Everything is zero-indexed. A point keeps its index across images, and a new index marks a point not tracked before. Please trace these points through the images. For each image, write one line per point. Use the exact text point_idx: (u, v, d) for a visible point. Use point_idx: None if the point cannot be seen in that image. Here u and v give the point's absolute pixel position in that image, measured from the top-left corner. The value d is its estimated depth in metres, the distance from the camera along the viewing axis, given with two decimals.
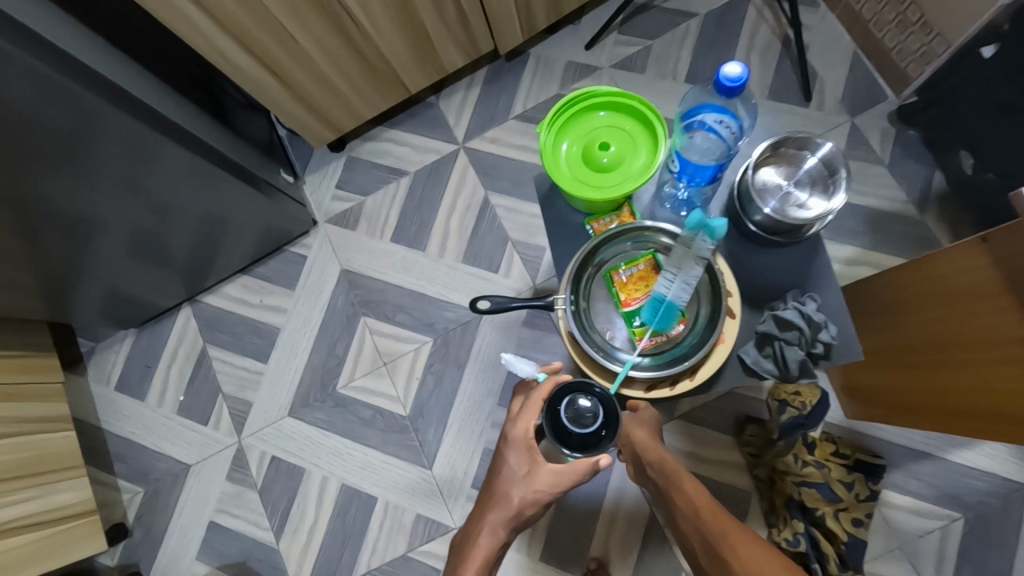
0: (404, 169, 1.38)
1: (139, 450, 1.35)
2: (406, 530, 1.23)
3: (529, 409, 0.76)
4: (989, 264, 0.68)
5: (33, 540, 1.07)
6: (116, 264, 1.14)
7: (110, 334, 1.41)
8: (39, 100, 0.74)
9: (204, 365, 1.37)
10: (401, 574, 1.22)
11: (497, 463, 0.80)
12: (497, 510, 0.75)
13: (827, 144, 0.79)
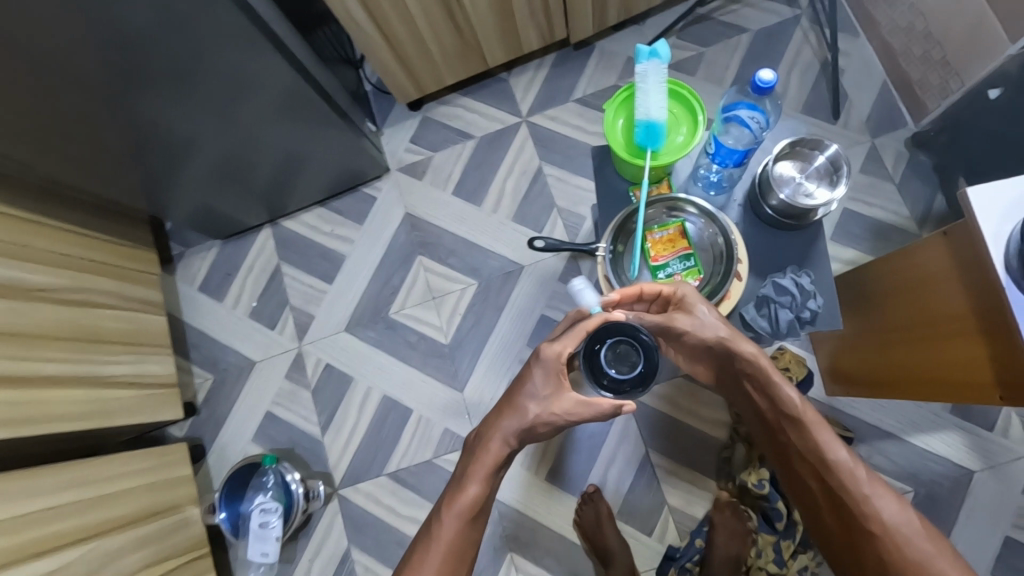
0: (471, 133, 1.57)
1: (212, 343, 1.57)
2: (434, 442, 1.43)
3: (570, 341, 0.89)
4: (945, 254, 0.82)
5: (126, 395, 1.29)
6: (223, 176, 1.35)
7: (199, 242, 1.63)
8: (201, 24, 0.93)
9: (276, 278, 1.58)
10: (425, 477, 1.42)
11: (523, 377, 0.94)
12: (510, 421, 0.92)
13: (833, 147, 0.97)
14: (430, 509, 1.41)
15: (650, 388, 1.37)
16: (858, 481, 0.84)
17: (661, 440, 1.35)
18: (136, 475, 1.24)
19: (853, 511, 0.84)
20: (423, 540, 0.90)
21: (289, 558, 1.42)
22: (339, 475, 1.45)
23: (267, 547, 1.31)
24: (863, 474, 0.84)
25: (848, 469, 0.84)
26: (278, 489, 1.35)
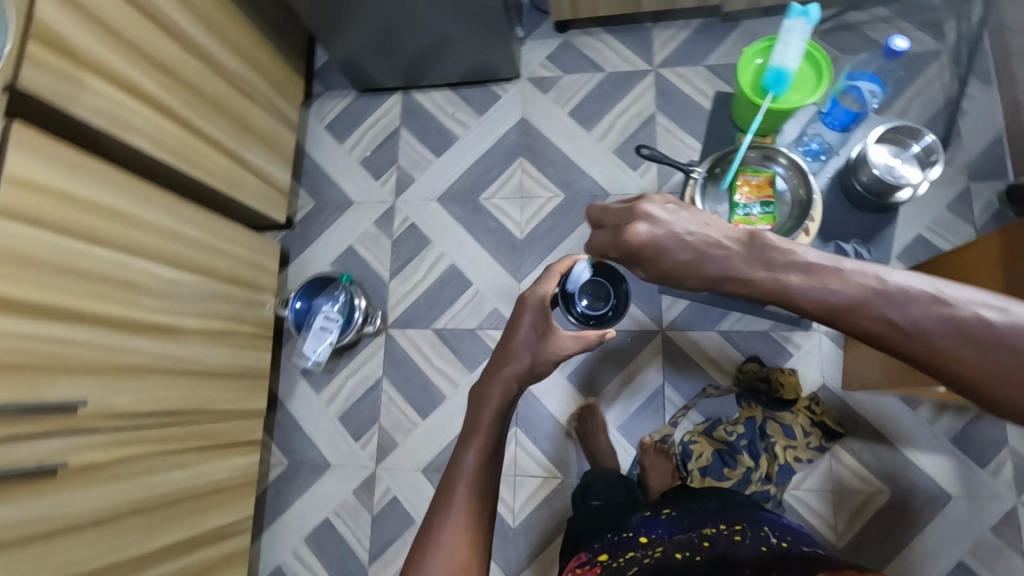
0: (603, 66, 1.70)
1: (323, 176, 1.77)
2: (481, 317, 1.60)
3: (548, 281, 1.12)
4: (993, 244, 0.93)
5: (251, 183, 1.49)
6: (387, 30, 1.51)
7: (338, 89, 1.83)
8: None
9: (392, 138, 1.76)
10: (464, 343, 1.60)
11: (514, 326, 1.10)
12: (511, 367, 1.02)
13: (930, 137, 1.04)
14: (459, 369, 1.58)
15: (686, 332, 1.49)
16: (924, 328, 0.61)
17: (679, 379, 1.48)
18: (238, 247, 1.45)
19: (965, 379, 0.59)
20: (442, 504, 0.86)
21: (330, 368, 1.62)
22: (393, 317, 1.64)
23: (320, 347, 1.52)
24: (907, 310, 0.62)
25: (904, 325, 0.62)
26: (342, 304, 1.54)
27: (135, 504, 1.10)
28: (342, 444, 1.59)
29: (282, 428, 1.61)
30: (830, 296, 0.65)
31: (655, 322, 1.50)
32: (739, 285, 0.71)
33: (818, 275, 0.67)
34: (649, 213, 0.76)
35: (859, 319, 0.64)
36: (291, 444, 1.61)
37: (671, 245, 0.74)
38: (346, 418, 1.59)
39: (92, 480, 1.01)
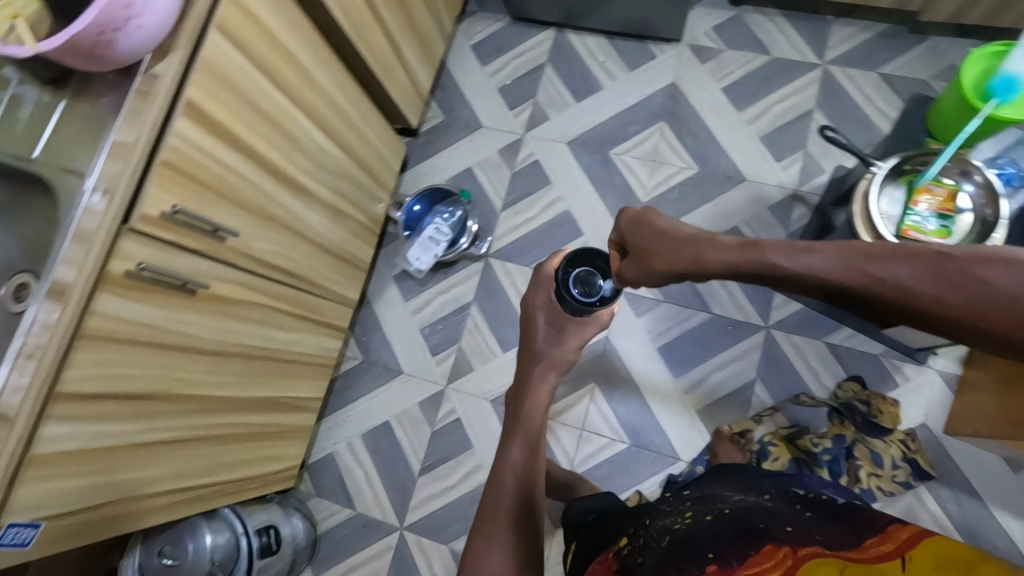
0: (771, 49, 1.62)
1: (457, 93, 1.75)
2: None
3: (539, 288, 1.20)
4: None
5: (399, 79, 1.48)
6: None
7: (492, 11, 1.79)
8: None
9: (535, 73, 1.73)
10: None
11: (530, 329, 1.20)
12: (541, 364, 1.15)
13: None
14: None
15: (789, 334, 1.44)
16: (899, 277, 0.62)
17: (773, 380, 1.44)
18: (376, 139, 1.45)
19: (956, 320, 0.59)
20: (485, 534, 0.88)
21: (422, 280, 1.63)
22: (495, 246, 1.62)
23: (425, 255, 1.52)
24: (877, 264, 0.64)
25: (873, 278, 0.64)
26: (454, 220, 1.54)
27: (243, 349, 1.13)
28: (418, 355, 1.60)
29: (363, 325, 1.63)
30: (804, 264, 0.69)
31: (759, 316, 1.46)
32: (723, 263, 0.79)
33: (792, 251, 0.72)
34: (637, 221, 0.91)
35: (840, 279, 0.66)
36: (368, 343, 1.62)
37: (656, 242, 0.87)
38: (427, 331, 1.60)
39: (219, 313, 1.04)
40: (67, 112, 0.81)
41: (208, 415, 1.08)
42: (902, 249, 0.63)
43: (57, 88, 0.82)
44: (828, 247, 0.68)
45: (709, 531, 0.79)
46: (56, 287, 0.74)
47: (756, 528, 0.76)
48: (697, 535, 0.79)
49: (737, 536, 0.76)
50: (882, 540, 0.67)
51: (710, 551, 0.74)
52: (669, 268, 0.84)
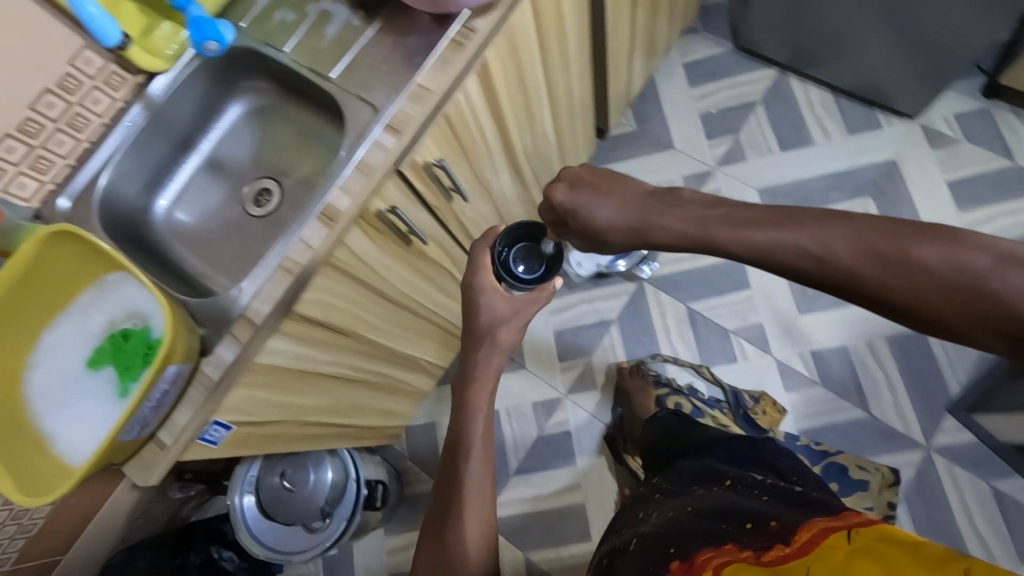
0: (1014, 155, 1.48)
1: (656, 106, 1.67)
2: (743, 323, 1.47)
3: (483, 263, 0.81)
4: None
5: (621, 80, 1.43)
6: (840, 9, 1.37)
7: (716, 34, 1.70)
8: None
9: (745, 109, 1.63)
10: (710, 336, 1.49)
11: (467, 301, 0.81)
12: (485, 347, 0.79)
13: None
14: (692, 358, 1.48)
15: (954, 465, 1.32)
16: (844, 255, 0.54)
17: (921, 505, 1.31)
18: (579, 133, 1.41)
19: (908, 305, 0.52)
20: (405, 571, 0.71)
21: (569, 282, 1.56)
22: (656, 272, 1.54)
23: (586, 262, 1.47)
24: (824, 233, 0.55)
25: (818, 258, 0.55)
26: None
27: (415, 308, 1.11)
28: (545, 354, 1.54)
29: (498, 307, 1.58)
30: (763, 244, 0.58)
31: (924, 435, 1.34)
32: (621, 231, 0.70)
33: (736, 225, 0.61)
34: (569, 196, 0.71)
35: (786, 257, 0.57)
36: None
37: (597, 207, 0.70)
38: (561, 334, 1.55)
39: (414, 268, 1.02)
40: (373, 41, 0.80)
41: (370, 364, 1.07)
42: (854, 221, 0.55)
43: (369, 14, 0.81)
44: (785, 219, 0.58)
45: (674, 529, 0.68)
46: (327, 211, 0.73)
47: (716, 521, 0.65)
48: (666, 531, 0.69)
49: (699, 528, 0.65)
50: (833, 518, 0.58)
51: (673, 547, 0.64)
52: (622, 236, 0.70)
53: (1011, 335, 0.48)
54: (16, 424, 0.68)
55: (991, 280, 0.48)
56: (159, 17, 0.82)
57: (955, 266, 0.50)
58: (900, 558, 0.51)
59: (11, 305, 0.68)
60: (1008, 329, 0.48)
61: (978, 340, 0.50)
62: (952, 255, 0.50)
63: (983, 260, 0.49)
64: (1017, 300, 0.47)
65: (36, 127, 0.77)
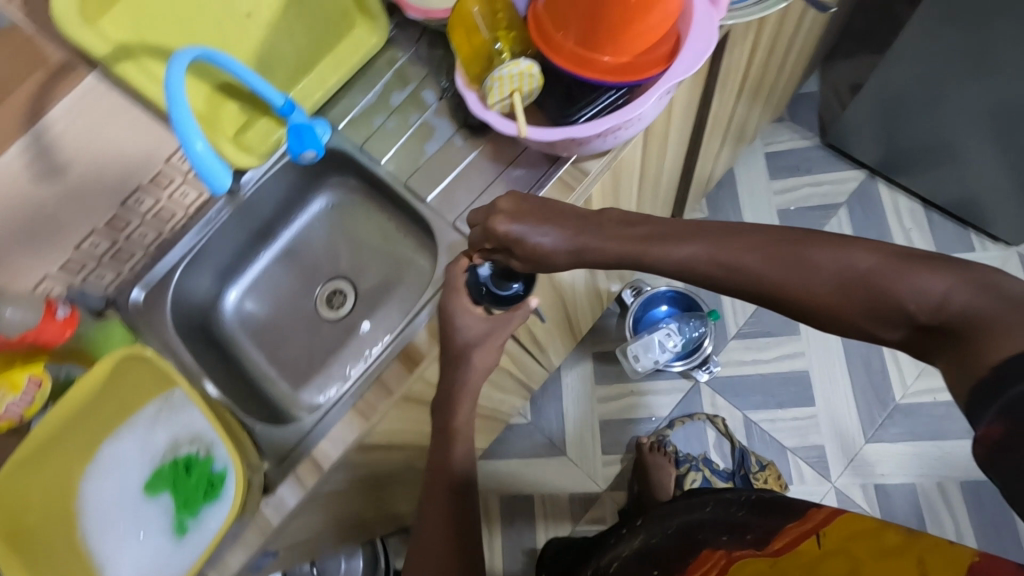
0: None
1: (731, 195, 1.58)
2: (802, 442, 1.39)
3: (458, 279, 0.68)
4: None
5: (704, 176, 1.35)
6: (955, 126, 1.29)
7: (801, 126, 1.62)
8: None
9: (828, 210, 1.54)
10: (766, 451, 1.40)
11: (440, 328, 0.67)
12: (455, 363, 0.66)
13: None
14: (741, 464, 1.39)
15: None
16: (752, 264, 0.54)
17: None
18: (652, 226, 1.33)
19: (811, 306, 0.53)
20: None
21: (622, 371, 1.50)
22: (716, 374, 1.46)
23: (643, 357, 1.38)
24: (732, 249, 0.55)
25: (730, 267, 0.56)
26: (686, 339, 1.40)
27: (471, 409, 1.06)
28: (587, 443, 1.47)
29: (545, 387, 1.51)
30: (679, 253, 0.57)
31: None
32: (562, 250, 0.63)
33: (663, 240, 0.59)
34: (511, 227, 0.63)
35: (701, 269, 0.57)
36: (539, 410, 1.51)
37: (537, 234, 0.63)
38: (607, 425, 1.48)
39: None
40: (476, 165, 0.76)
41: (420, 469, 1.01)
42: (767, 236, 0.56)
43: (475, 135, 0.77)
44: (695, 233, 0.58)
45: (652, 550, 0.68)
46: (411, 352, 0.70)
47: (692, 535, 0.66)
48: (645, 556, 0.69)
49: (674, 545, 0.66)
50: (800, 522, 0.58)
51: (655, 569, 0.64)
52: (562, 261, 0.63)
53: (900, 325, 0.49)
54: (67, 550, 0.65)
55: (883, 282, 0.49)
56: (257, 114, 0.79)
57: (850, 270, 0.51)
58: (862, 547, 0.50)
59: (79, 425, 0.66)
60: (896, 321, 0.49)
61: (875, 334, 0.51)
62: (847, 261, 0.51)
63: (941, 284, 0.47)
64: (905, 297, 0.48)
65: (124, 223, 0.74)
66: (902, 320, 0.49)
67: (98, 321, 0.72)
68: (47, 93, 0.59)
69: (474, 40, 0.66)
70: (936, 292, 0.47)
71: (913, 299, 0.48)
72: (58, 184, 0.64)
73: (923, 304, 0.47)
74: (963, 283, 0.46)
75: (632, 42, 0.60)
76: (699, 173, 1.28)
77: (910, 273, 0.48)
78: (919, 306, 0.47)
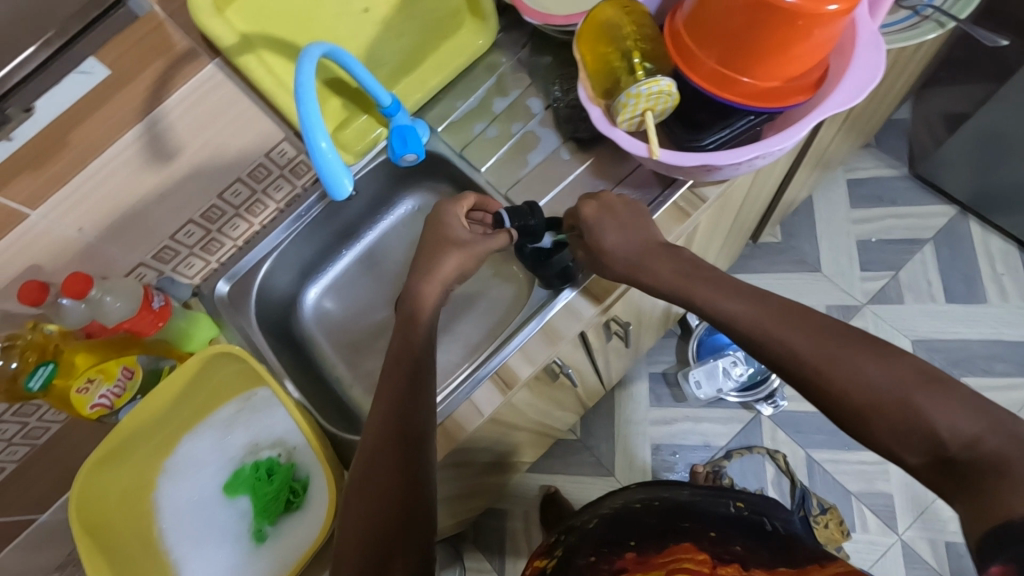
0: None
1: (806, 221, 1.41)
2: (868, 488, 1.24)
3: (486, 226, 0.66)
4: None
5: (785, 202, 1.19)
6: None
7: (888, 150, 1.45)
8: None
9: (913, 243, 1.37)
10: (827, 495, 1.24)
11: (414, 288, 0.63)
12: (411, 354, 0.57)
13: None
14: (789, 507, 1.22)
15: None
16: (795, 343, 0.49)
17: None
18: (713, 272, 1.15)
19: (838, 404, 0.46)
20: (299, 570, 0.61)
21: (680, 395, 1.35)
22: (780, 409, 1.31)
23: (705, 385, 1.28)
24: (779, 326, 0.51)
25: (774, 339, 0.51)
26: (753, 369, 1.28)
27: (529, 426, 0.97)
28: (635, 466, 1.31)
29: (599, 403, 1.36)
30: (724, 309, 0.54)
31: None
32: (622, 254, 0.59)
33: (715, 288, 0.55)
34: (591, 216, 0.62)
35: (743, 326, 0.52)
36: None
37: (606, 231, 0.60)
38: (657, 449, 1.31)
39: (548, 397, 0.91)
40: (580, 180, 0.72)
41: (472, 482, 0.97)
42: (818, 321, 0.50)
43: (582, 149, 0.74)
44: (749, 295, 0.54)
45: (637, 523, 0.75)
46: (502, 373, 0.67)
47: (678, 529, 0.71)
48: (626, 525, 0.75)
49: (663, 530, 0.71)
50: (800, 568, 0.57)
51: (632, 541, 0.70)
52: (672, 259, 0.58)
53: (923, 453, 0.42)
54: (141, 545, 0.63)
55: (920, 401, 0.43)
56: (358, 111, 0.77)
57: (892, 381, 0.44)
58: None
59: (169, 411, 0.66)
60: (919, 444, 0.42)
61: (892, 452, 0.44)
62: (895, 373, 0.45)
63: (981, 428, 0.40)
64: (937, 427, 0.42)
65: (218, 214, 0.72)
66: (925, 446, 0.42)
67: (186, 312, 0.71)
68: (167, 81, 0.57)
69: (602, 52, 0.62)
70: (969, 430, 0.40)
71: (946, 427, 0.41)
72: (163, 171, 0.63)
73: (955, 437, 0.41)
74: (1002, 428, 0.40)
75: (786, 69, 0.55)
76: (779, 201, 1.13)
77: (944, 402, 0.42)
78: (951, 437, 0.41)
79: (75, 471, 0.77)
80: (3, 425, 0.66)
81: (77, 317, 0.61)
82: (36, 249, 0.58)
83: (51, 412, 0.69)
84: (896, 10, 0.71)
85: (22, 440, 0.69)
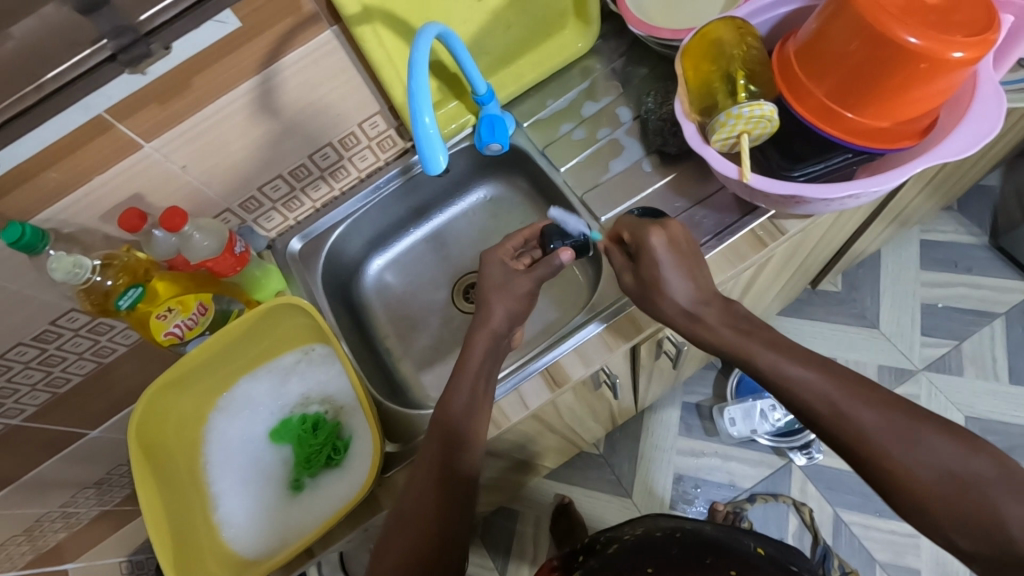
0: None
1: (872, 275, 1.37)
2: (896, 561, 1.17)
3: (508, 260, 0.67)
4: None
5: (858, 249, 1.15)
6: None
7: (969, 217, 1.39)
8: None
9: (983, 316, 1.30)
10: (853, 561, 1.18)
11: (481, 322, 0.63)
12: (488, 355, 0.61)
13: None
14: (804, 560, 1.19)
15: None
16: (864, 420, 0.49)
17: None
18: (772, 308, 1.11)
19: (895, 482, 0.47)
20: (346, 522, 0.65)
21: (712, 429, 1.32)
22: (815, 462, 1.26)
23: (740, 423, 1.24)
24: (850, 399, 0.50)
25: (840, 414, 0.49)
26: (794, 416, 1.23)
27: (559, 432, 0.97)
28: (654, 493, 1.29)
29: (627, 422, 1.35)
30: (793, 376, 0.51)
31: None
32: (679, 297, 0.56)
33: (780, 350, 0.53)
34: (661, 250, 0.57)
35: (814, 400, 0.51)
36: None
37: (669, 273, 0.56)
38: (679, 480, 1.29)
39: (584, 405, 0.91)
40: (659, 194, 0.72)
41: (493, 478, 0.97)
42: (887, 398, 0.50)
43: (665, 163, 0.73)
44: (815, 364, 0.52)
45: (656, 549, 0.73)
46: (553, 371, 0.68)
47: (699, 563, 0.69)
48: (650, 553, 0.72)
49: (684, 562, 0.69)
50: None
51: (650, 567, 0.69)
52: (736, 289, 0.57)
53: (987, 544, 0.44)
54: (188, 472, 0.66)
55: (995, 495, 0.44)
56: (451, 96, 0.79)
57: (964, 471, 0.45)
58: None
59: (231, 351, 0.69)
60: (984, 536, 0.44)
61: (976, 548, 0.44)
62: (966, 462, 0.46)
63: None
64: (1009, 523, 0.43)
65: (305, 173, 0.75)
66: (994, 541, 0.43)
67: (260, 261, 0.75)
68: (288, 40, 0.60)
69: (705, 69, 0.61)
70: None
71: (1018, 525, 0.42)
72: (265, 124, 0.66)
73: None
74: None
75: (896, 111, 0.54)
76: (855, 248, 1.09)
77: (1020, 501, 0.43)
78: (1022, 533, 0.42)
79: (129, 395, 0.80)
80: (77, 338, 0.69)
81: (165, 249, 0.65)
82: (143, 178, 0.62)
83: (122, 334, 0.72)
84: (1016, 69, 0.68)
85: (91, 356, 0.72)
